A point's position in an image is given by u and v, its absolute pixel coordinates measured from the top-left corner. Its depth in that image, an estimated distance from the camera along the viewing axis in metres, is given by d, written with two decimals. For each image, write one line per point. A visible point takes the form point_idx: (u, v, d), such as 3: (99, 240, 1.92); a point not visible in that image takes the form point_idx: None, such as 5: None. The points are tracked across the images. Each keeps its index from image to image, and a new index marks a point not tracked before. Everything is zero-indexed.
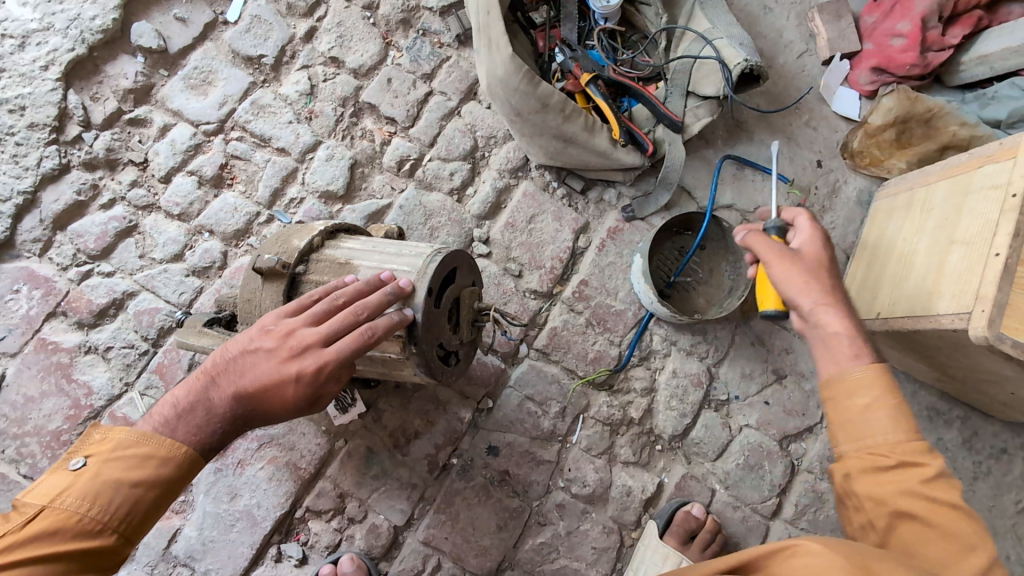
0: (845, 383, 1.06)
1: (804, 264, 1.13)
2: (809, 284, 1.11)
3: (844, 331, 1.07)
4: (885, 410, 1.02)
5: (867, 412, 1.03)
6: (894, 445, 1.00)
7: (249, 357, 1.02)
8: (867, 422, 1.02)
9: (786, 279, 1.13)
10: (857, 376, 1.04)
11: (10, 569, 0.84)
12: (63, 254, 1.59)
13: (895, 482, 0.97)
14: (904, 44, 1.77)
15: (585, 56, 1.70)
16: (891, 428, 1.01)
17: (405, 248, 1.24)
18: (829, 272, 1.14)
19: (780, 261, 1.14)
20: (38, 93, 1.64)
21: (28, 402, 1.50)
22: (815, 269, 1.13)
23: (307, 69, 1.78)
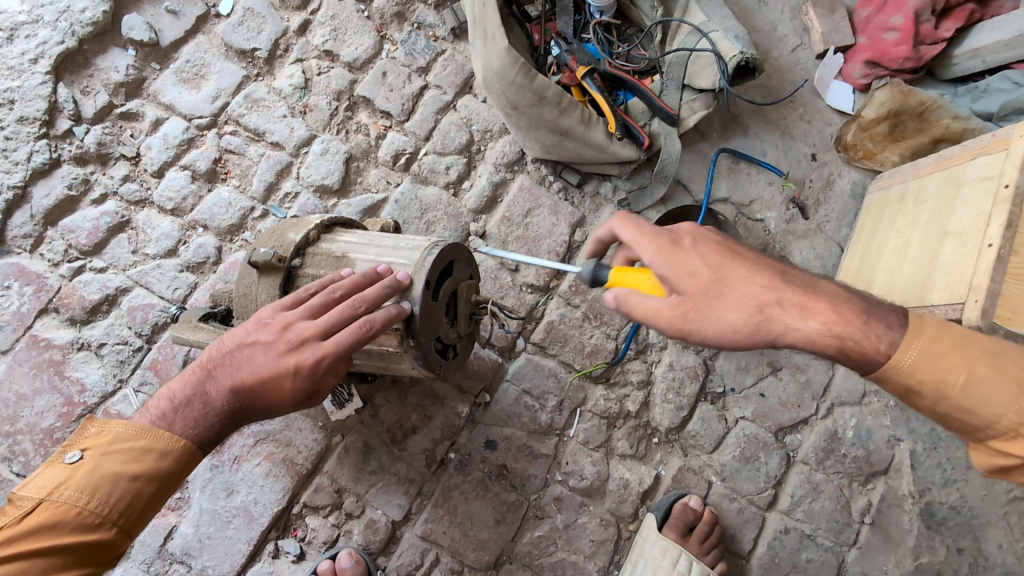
0: (913, 383, 1.00)
1: (713, 306, 0.96)
2: (752, 296, 0.97)
3: (821, 333, 0.97)
4: (968, 389, 0.96)
5: (971, 399, 0.97)
6: (1000, 421, 0.95)
7: (246, 351, 1.01)
8: (959, 410, 0.98)
9: (722, 301, 0.97)
10: (930, 364, 0.98)
11: (6, 564, 0.83)
12: (54, 250, 1.57)
13: (1013, 451, 0.96)
14: (898, 37, 1.78)
15: (580, 49, 1.70)
16: (985, 405, 0.96)
17: (402, 241, 1.24)
18: (748, 291, 0.97)
19: (688, 319, 0.96)
20: (28, 86, 1.62)
21: (20, 399, 1.48)
22: (732, 306, 0.96)
23: (301, 63, 1.77)
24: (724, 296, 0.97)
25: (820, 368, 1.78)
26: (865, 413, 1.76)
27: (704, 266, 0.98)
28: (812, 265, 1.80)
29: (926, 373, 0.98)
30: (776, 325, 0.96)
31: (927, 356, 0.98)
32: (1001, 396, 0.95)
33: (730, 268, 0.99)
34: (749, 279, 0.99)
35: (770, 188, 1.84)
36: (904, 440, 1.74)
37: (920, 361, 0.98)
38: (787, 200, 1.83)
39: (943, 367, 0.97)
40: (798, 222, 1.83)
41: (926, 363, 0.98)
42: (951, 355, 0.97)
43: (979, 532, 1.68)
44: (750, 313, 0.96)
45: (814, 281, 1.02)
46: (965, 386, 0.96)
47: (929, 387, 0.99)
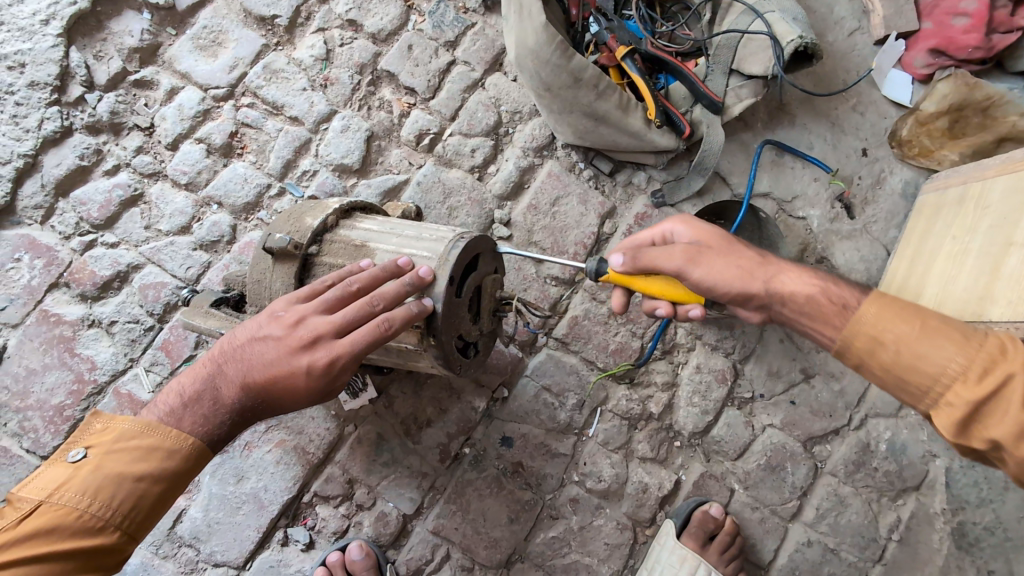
0: (864, 334, 0.98)
1: (721, 258, 1.09)
2: (757, 258, 1.10)
3: (817, 291, 1.05)
4: (913, 336, 0.93)
5: (917, 351, 0.93)
6: (945, 371, 0.90)
7: (257, 345, 0.95)
8: (897, 359, 0.95)
9: (734, 256, 1.09)
10: (883, 320, 0.97)
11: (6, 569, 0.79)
12: (65, 222, 1.52)
13: (960, 403, 0.88)
14: (968, 24, 1.64)
15: (621, 27, 1.58)
16: (927, 354, 0.92)
17: (425, 231, 1.16)
18: (751, 253, 1.10)
19: (696, 261, 1.10)
20: (39, 49, 1.55)
21: (30, 375, 1.45)
22: (737, 259, 1.09)
23: (323, 32, 1.67)
24: (735, 252, 1.10)
25: (856, 377, 1.69)
26: (901, 427, 1.67)
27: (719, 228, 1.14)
28: (856, 268, 1.69)
29: (874, 322, 0.97)
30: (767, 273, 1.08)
31: (883, 310, 0.97)
32: (941, 345, 0.91)
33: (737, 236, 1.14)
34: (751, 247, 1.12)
35: (815, 184, 1.73)
36: (940, 456, 1.65)
37: (870, 312, 0.97)
38: (832, 198, 1.72)
39: (891, 317, 0.96)
40: (843, 222, 1.72)
41: (877, 314, 0.97)
42: (905, 308, 0.96)
43: (1012, 555, 1.55)
44: (750, 260, 1.09)
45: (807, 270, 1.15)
46: (910, 335, 0.94)
47: (875, 337, 0.97)
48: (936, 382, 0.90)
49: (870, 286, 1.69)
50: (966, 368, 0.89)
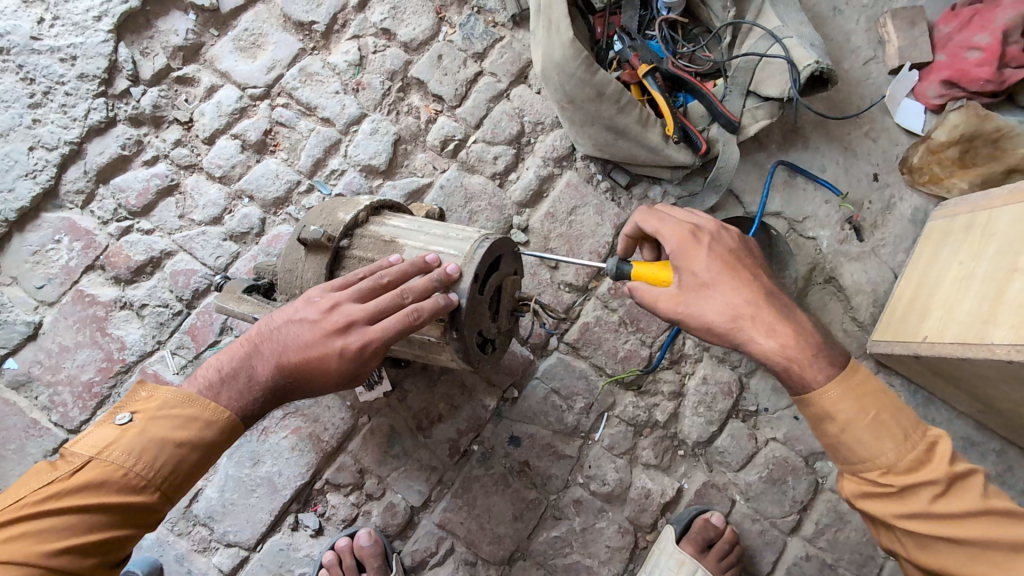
0: (838, 397, 0.99)
1: (716, 260, 1.07)
2: (748, 286, 1.05)
3: (790, 346, 1.02)
4: (884, 429, 0.96)
5: (878, 423, 0.97)
6: (904, 445, 0.96)
7: (292, 327, 1.02)
8: (857, 450, 0.97)
9: (722, 277, 1.06)
10: (854, 385, 0.99)
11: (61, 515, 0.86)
12: (104, 208, 1.59)
13: (909, 476, 0.95)
14: (981, 57, 1.69)
15: (644, 46, 1.65)
16: (895, 450, 0.96)
17: (452, 230, 1.21)
18: (754, 278, 1.07)
19: (689, 252, 1.08)
20: (90, 43, 1.63)
21: (63, 351, 1.52)
22: (734, 273, 1.06)
23: (357, 39, 1.75)
24: (728, 273, 1.06)
25: None
26: None
27: (728, 241, 1.11)
28: (863, 289, 1.74)
29: (843, 405, 0.98)
30: (762, 300, 1.05)
31: (860, 381, 1.00)
32: (907, 444, 0.96)
33: (745, 254, 1.10)
34: (757, 270, 1.09)
35: (826, 206, 1.77)
36: None
37: (843, 394, 0.99)
38: (842, 220, 1.77)
39: (866, 403, 0.98)
40: (852, 244, 1.76)
41: (850, 398, 0.98)
42: (879, 395, 0.99)
43: None
44: (753, 283, 1.06)
45: (796, 312, 1.06)
46: (877, 426, 0.97)
47: (841, 419, 0.98)
48: (901, 482, 0.95)
49: (876, 307, 1.73)
50: (931, 470, 0.94)
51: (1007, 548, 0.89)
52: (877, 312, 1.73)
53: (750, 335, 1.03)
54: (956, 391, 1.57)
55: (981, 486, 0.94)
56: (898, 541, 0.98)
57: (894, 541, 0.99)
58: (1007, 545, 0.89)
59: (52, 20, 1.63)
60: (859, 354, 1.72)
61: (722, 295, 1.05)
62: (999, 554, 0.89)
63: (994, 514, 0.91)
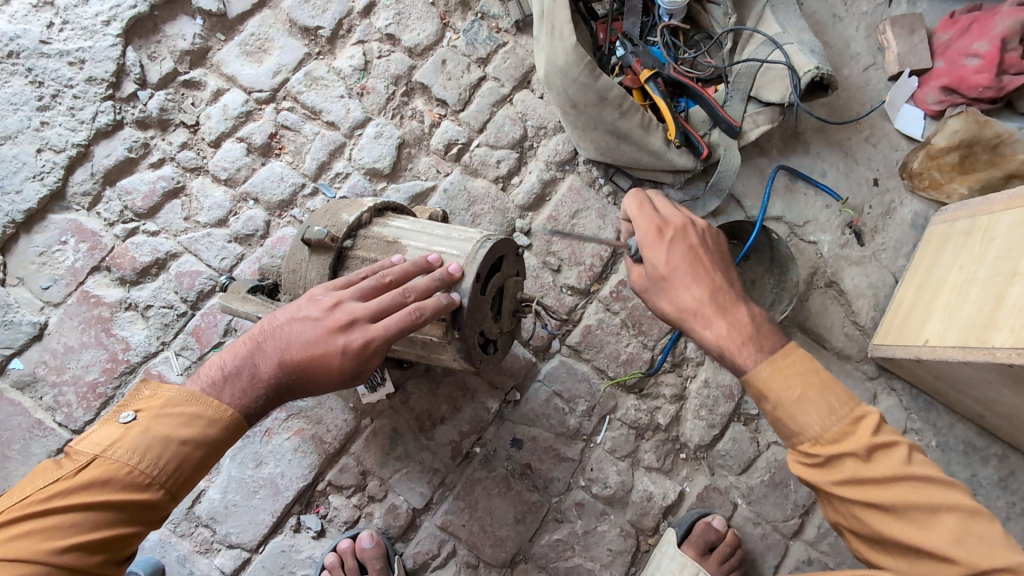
0: (766, 377, 1.00)
1: (676, 254, 1.09)
2: (699, 283, 1.07)
3: (729, 338, 1.03)
4: (810, 401, 0.96)
5: (804, 397, 0.96)
6: (830, 416, 0.95)
7: (294, 324, 1.03)
8: (787, 420, 0.97)
9: (674, 273, 1.08)
10: (781, 363, 0.99)
11: (68, 513, 0.87)
12: (110, 210, 1.61)
13: (836, 444, 0.94)
14: (980, 64, 1.70)
15: (646, 52, 1.67)
16: (820, 421, 0.95)
17: (454, 231, 1.22)
18: (711, 276, 1.08)
19: (654, 243, 1.10)
20: (98, 47, 1.65)
21: (68, 351, 1.53)
22: (688, 270, 1.08)
23: (362, 44, 1.77)
24: (682, 270, 1.08)
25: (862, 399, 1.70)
26: None
27: (693, 237, 1.11)
28: (864, 293, 1.75)
29: (772, 380, 0.99)
30: (714, 296, 1.06)
31: (789, 360, 0.99)
32: (834, 414, 0.95)
33: (708, 253, 1.11)
34: (719, 269, 1.10)
35: (827, 210, 1.79)
36: None
37: (771, 371, 0.99)
38: (842, 225, 1.78)
39: (792, 378, 0.98)
40: (853, 248, 1.77)
41: (779, 374, 0.99)
42: (809, 371, 0.99)
43: None
44: (703, 281, 1.07)
45: (748, 306, 1.07)
46: (802, 401, 0.96)
47: (772, 394, 0.99)
48: (825, 452, 0.94)
49: (878, 311, 1.74)
50: (854, 440, 0.93)
51: (928, 510, 0.87)
52: (878, 316, 1.73)
53: (693, 326, 1.06)
54: (955, 395, 1.58)
55: (910, 455, 0.92)
56: (834, 513, 0.97)
57: (832, 513, 0.97)
58: (931, 510, 0.87)
59: (62, 24, 1.65)
60: (860, 357, 1.72)
61: (674, 289, 1.07)
62: (922, 518, 0.87)
63: (919, 480, 0.89)
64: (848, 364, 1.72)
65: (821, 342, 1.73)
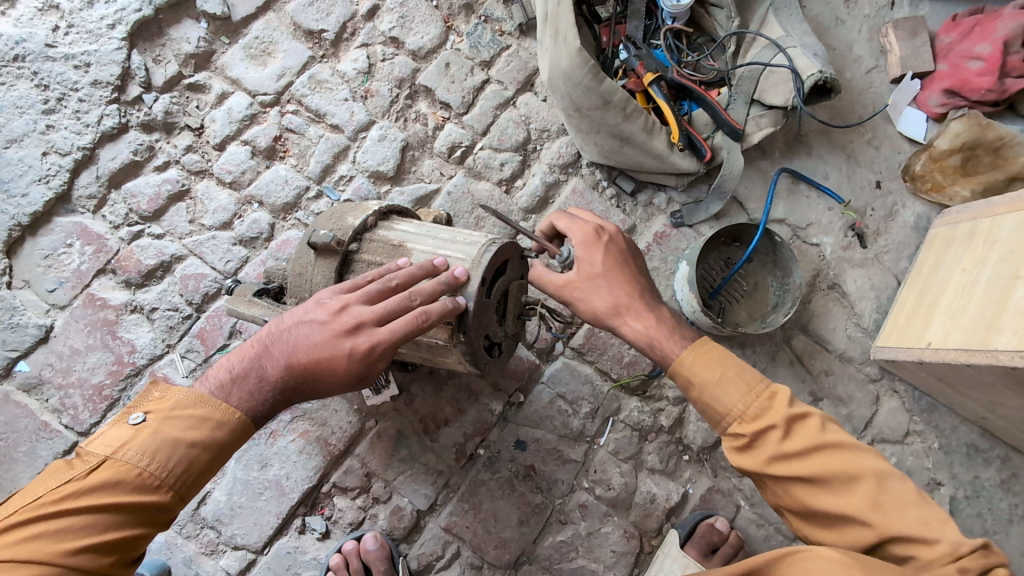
0: (691, 365, 1.13)
1: (609, 256, 1.24)
2: (628, 284, 1.23)
3: (653, 332, 1.19)
4: (730, 384, 1.09)
5: (724, 378, 1.10)
6: (749, 394, 1.08)
7: (302, 328, 1.03)
8: (715, 405, 1.10)
9: (608, 273, 1.23)
10: (700, 351, 1.14)
11: (77, 515, 0.87)
12: (116, 213, 1.61)
13: (759, 421, 1.06)
14: (982, 66, 1.71)
15: (649, 55, 1.69)
16: (742, 400, 1.08)
17: (460, 235, 1.23)
18: (635, 277, 1.24)
19: (590, 245, 1.24)
20: (104, 50, 1.65)
21: (73, 354, 1.53)
22: (617, 270, 1.23)
23: (366, 48, 1.78)
24: (614, 271, 1.23)
25: (865, 402, 1.70)
26: (907, 453, 1.67)
27: (621, 242, 1.27)
28: (866, 295, 1.75)
29: (697, 369, 1.13)
30: (639, 296, 1.22)
31: (707, 350, 1.14)
32: (752, 392, 1.08)
33: (632, 257, 1.27)
34: (639, 272, 1.26)
35: (829, 213, 1.79)
36: (945, 485, 1.65)
37: (695, 359, 1.14)
38: (845, 228, 1.78)
39: (712, 365, 1.12)
40: (856, 250, 1.78)
41: (701, 361, 1.13)
42: (724, 356, 1.13)
43: None
44: (627, 283, 1.23)
45: (664, 306, 1.25)
46: (725, 386, 1.10)
47: (699, 382, 1.12)
48: (750, 430, 1.06)
49: (880, 313, 1.75)
50: (772, 415, 1.05)
51: (846, 475, 0.99)
52: (881, 319, 1.74)
53: (622, 321, 1.21)
54: (956, 397, 1.59)
55: (820, 424, 1.05)
56: (769, 490, 1.08)
57: (767, 490, 1.08)
58: (844, 472, 0.99)
59: (67, 28, 1.66)
60: (862, 360, 1.73)
61: (607, 287, 1.22)
62: (839, 481, 0.99)
63: (831, 446, 1.02)
64: (851, 367, 1.73)
65: (823, 344, 1.74)
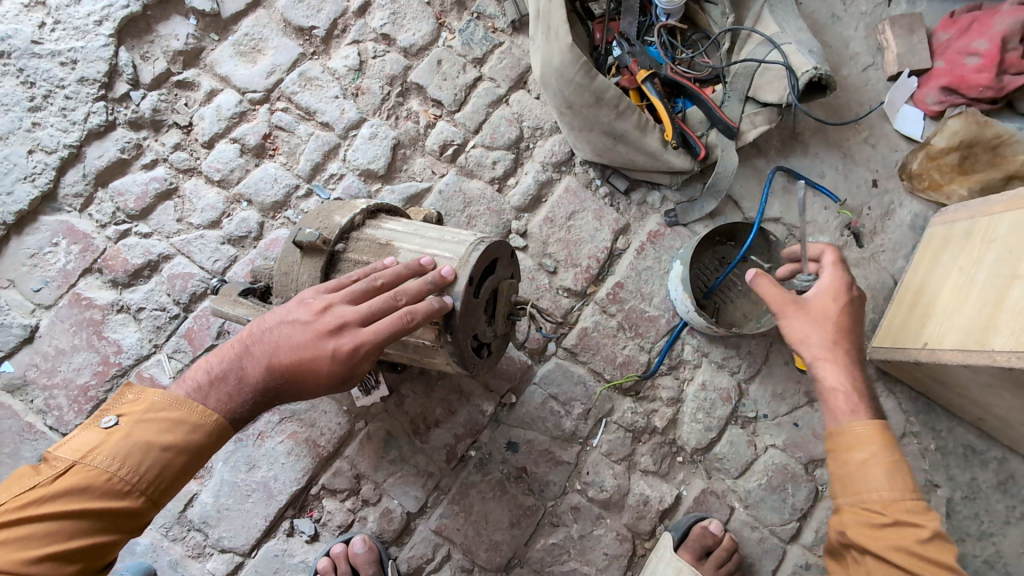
0: (864, 433, 1.09)
1: (828, 304, 1.21)
2: (824, 332, 1.18)
3: (843, 388, 1.14)
4: (897, 472, 1.05)
5: (894, 465, 1.06)
6: (907, 489, 1.04)
7: (284, 328, 1.01)
8: (867, 476, 1.06)
9: (805, 317, 1.20)
10: (881, 431, 1.09)
11: (42, 522, 0.85)
12: (102, 212, 1.59)
13: (908, 517, 1.02)
14: (979, 63, 1.69)
15: (643, 52, 1.65)
16: (900, 491, 1.04)
17: (448, 234, 1.21)
18: (841, 327, 1.19)
19: (841, 293, 1.22)
20: (91, 47, 1.63)
21: (59, 354, 1.52)
22: (829, 315, 1.20)
23: (357, 45, 1.76)
24: (813, 317, 1.20)
25: None
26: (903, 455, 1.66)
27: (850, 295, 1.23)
28: None
29: (872, 439, 1.09)
30: (838, 346, 1.17)
31: (886, 433, 1.09)
32: (916, 490, 1.04)
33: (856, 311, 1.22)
34: (855, 327, 1.21)
35: (825, 212, 1.77)
36: (941, 487, 1.63)
37: (873, 432, 1.09)
38: (841, 227, 1.76)
39: (888, 448, 1.07)
40: (851, 250, 1.76)
41: (879, 437, 1.08)
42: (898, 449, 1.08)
43: None
44: (840, 334, 1.18)
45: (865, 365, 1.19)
46: (893, 474, 1.05)
47: (866, 450, 1.08)
48: (896, 516, 1.02)
49: (876, 313, 1.73)
50: (924, 519, 1.02)
51: None
52: (877, 319, 1.72)
53: (818, 362, 1.17)
54: (953, 398, 1.57)
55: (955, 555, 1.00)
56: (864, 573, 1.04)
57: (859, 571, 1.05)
58: None
59: (54, 24, 1.64)
60: None
61: (810, 325, 1.19)
62: None
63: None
64: None
65: None
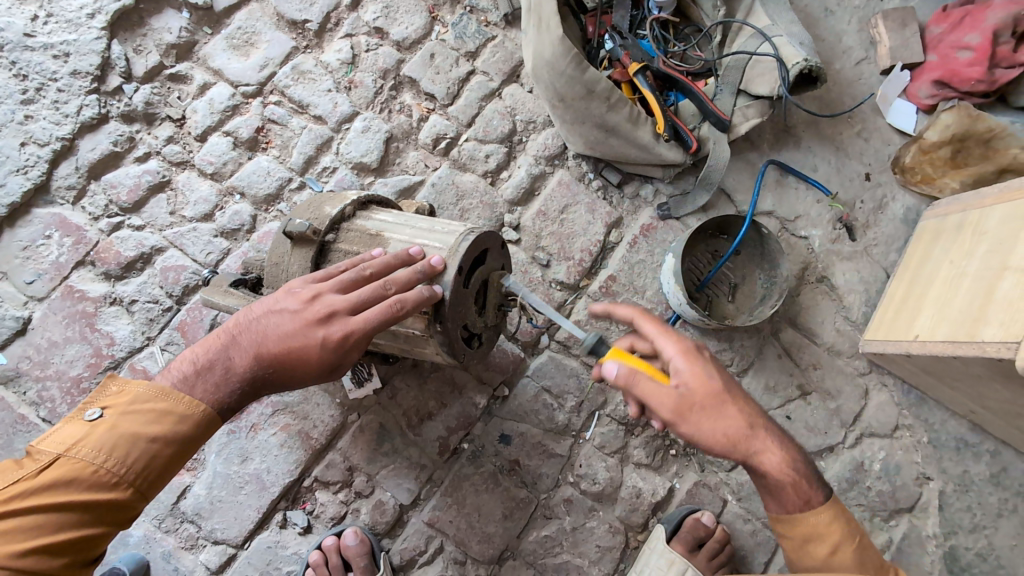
0: (824, 526, 1.10)
1: (716, 408, 1.04)
2: (738, 429, 1.05)
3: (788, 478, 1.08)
4: (863, 558, 1.08)
5: (858, 548, 1.09)
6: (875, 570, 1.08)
7: (272, 317, 1.02)
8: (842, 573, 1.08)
9: (712, 425, 1.04)
10: (836, 516, 1.10)
11: (26, 516, 0.85)
12: (95, 204, 1.59)
13: None
14: (971, 57, 1.69)
15: (635, 45, 1.65)
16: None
17: (438, 224, 1.21)
18: (745, 411, 1.06)
19: (675, 401, 1.03)
20: (83, 40, 1.63)
21: (52, 346, 1.52)
22: (729, 414, 1.05)
23: (350, 38, 1.76)
24: (721, 420, 1.04)
25: (853, 396, 1.69)
26: (896, 447, 1.66)
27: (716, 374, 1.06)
28: (855, 288, 1.74)
29: (831, 529, 1.10)
30: (762, 432, 1.07)
31: (839, 512, 1.11)
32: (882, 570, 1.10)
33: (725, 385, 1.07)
34: (746, 398, 1.08)
35: (817, 206, 1.77)
36: (933, 479, 1.64)
37: (832, 521, 1.10)
38: (833, 220, 1.77)
39: (846, 535, 1.09)
40: (844, 243, 1.76)
41: (837, 526, 1.10)
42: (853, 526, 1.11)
43: None
44: (757, 424, 1.07)
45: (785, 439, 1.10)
46: (861, 560, 1.08)
47: (831, 543, 1.09)
48: None
49: (869, 307, 1.73)
50: None
51: None
52: (869, 312, 1.72)
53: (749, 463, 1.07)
54: (944, 391, 1.57)
55: None
56: None
57: None
58: None
59: (46, 17, 1.64)
60: (850, 353, 1.71)
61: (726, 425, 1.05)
62: None
63: None
64: (839, 360, 1.71)
65: (811, 337, 1.72)
